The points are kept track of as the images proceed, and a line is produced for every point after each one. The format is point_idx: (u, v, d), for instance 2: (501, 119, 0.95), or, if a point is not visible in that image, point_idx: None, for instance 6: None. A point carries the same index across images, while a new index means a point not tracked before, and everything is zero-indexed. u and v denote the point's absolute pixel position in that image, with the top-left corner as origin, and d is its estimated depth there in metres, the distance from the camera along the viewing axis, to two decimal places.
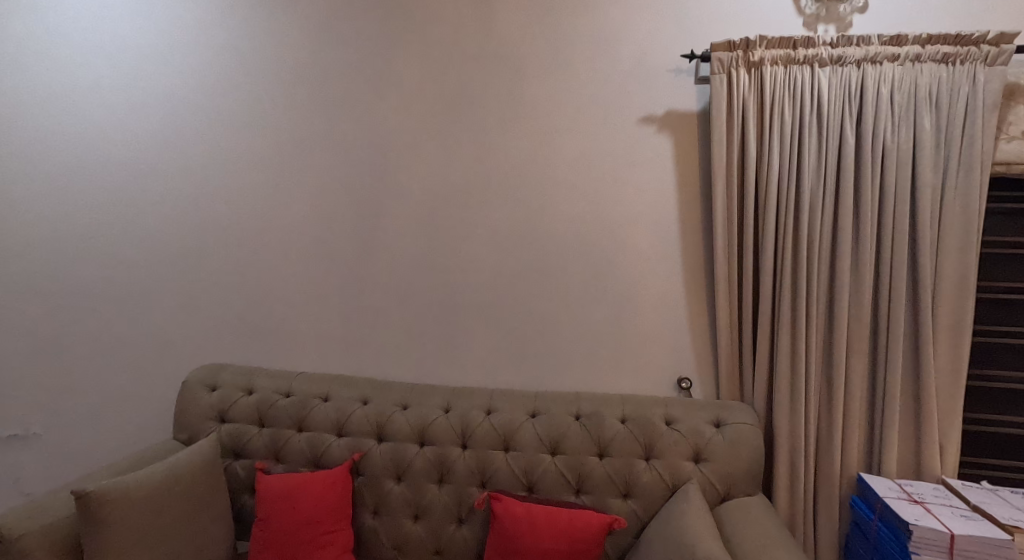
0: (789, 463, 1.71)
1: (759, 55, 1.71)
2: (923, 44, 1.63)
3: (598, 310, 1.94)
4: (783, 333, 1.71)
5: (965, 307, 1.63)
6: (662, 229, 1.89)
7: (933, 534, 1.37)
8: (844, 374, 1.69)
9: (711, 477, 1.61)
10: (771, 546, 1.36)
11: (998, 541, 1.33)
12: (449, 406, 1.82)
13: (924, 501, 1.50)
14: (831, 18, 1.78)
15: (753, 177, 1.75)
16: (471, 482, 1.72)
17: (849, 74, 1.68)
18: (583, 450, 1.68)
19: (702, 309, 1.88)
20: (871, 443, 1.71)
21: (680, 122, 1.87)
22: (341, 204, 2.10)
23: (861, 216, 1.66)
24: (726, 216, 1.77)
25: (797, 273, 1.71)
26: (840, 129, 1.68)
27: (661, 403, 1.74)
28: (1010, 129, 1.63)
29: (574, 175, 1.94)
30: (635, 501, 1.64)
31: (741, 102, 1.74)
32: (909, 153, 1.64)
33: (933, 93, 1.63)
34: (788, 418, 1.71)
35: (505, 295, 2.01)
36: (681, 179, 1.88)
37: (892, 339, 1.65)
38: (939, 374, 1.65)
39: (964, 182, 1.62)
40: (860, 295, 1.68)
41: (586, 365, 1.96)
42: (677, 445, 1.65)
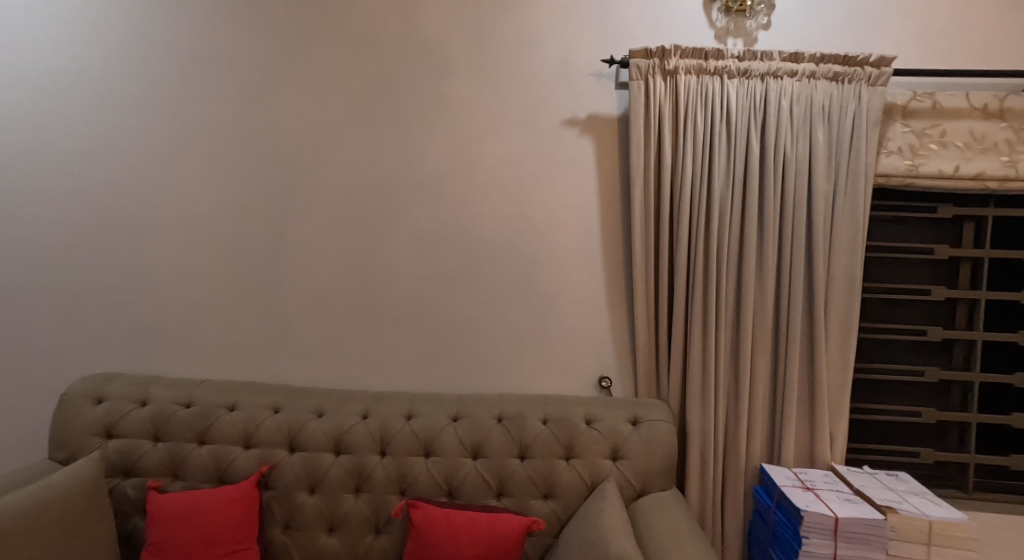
0: (700, 456, 1.80)
1: (674, 64, 1.78)
2: (817, 62, 1.76)
3: (522, 312, 1.95)
4: (695, 331, 1.79)
5: (852, 307, 1.77)
6: (583, 232, 1.93)
7: (821, 518, 1.48)
8: (749, 370, 1.79)
9: (628, 474, 1.66)
10: (680, 538, 1.43)
11: (873, 521, 1.47)
12: (367, 412, 1.76)
13: (815, 488, 1.62)
14: (739, 32, 1.87)
15: (669, 182, 1.81)
16: (390, 490, 1.68)
17: (754, 86, 1.78)
18: (505, 452, 1.68)
19: (621, 310, 1.93)
20: (773, 434, 1.83)
21: (601, 126, 1.91)
22: (252, 202, 1.98)
23: (765, 221, 1.77)
24: (644, 220, 1.83)
25: (708, 274, 1.80)
26: (746, 138, 1.78)
27: (581, 402, 1.77)
28: (889, 145, 1.80)
29: (498, 176, 1.94)
30: (555, 501, 1.66)
31: (657, 108, 1.80)
32: (806, 162, 1.76)
33: (827, 108, 1.77)
34: (699, 413, 1.79)
35: (428, 298, 1.97)
36: (602, 183, 1.92)
37: (791, 336, 1.77)
38: (831, 368, 1.79)
39: (852, 191, 1.76)
40: (763, 295, 1.78)
41: (510, 366, 1.96)
42: (596, 443, 1.68)
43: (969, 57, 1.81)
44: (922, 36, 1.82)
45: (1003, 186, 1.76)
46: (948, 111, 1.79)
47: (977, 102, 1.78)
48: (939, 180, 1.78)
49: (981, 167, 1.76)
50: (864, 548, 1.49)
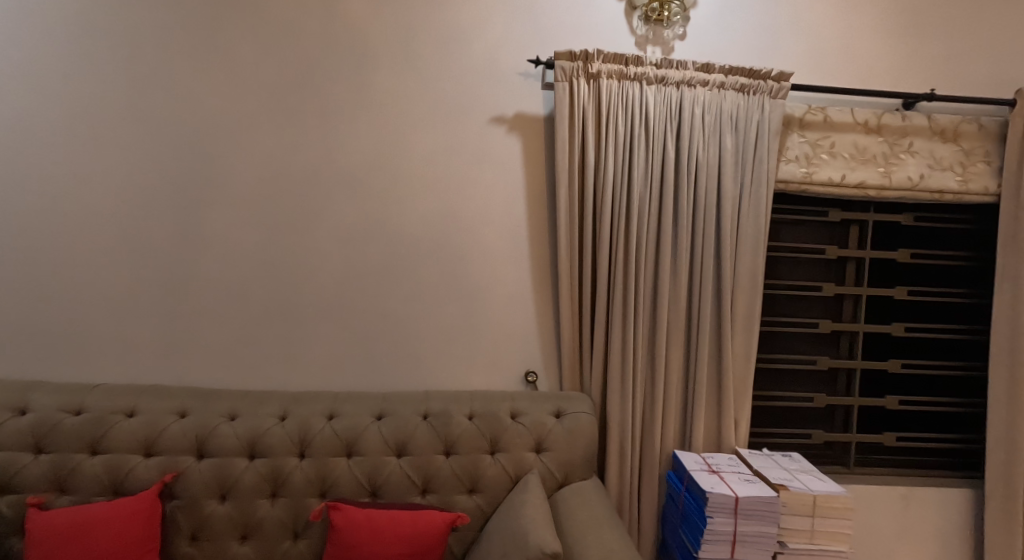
0: (620, 446, 1.88)
1: (597, 68, 1.84)
2: (726, 73, 1.88)
3: (448, 309, 1.95)
4: (616, 326, 1.87)
5: (755, 302, 1.92)
6: (510, 229, 1.95)
7: (723, 499, 1.60)
8: (665, 363, 1.89)
9: (551, 465, 1.71)
10: (597, 525, 1.49)
11: (768, 498, 1.61)
12: (285, 413, 1.70)
13: (719, 470, 1.75)
14: (658, 41, 1.97)
15: (591, 182, 1.87)
16: (310, 492, 1.63)
17: (670, 93, 1.87)
18: (430, 449, 1.68)
19: (547, 306, 1.97)
20: (685, 422, 1.94)
21: (527, 125, 1.94)
22: (159, 191, 1.85)
23: (679, 221, 1.87)
24: (568, 218, 1.88)
25: (627, 271, 1.88)
26: (662, 142, 1.88)
27: (507, 397, 1.80)
28: (788, 153, 1.95)
29: (425, 172, 1.92)
30: (480, 496, 1.68)
31: (581, 110, 1.86)
32: (715, 167, 1.88)
33: (734, 117, 1.89)
34: (619, 404, 1.87)
35: (351, 295, 1.92)
36: (528, 181, 1.95)
37: (701, 329, 1.89)
38: (736, 359, 1.93)
39: (756, 195, 1.89)
40: (677, 291, 1.89)
41: (436, 363, 1.95)
42: (520, 437, 1.72)
43: (856, 76, 2.00)
44: (818, 55, 1.99)
45: (881, 194, 1.97)
46: (837, 125, 1.97)
47: (861, 117, 1.97)
48: (828, 187, 1.96)
49: (863, 176, 1.95)
50: (761, 524, 1.63)
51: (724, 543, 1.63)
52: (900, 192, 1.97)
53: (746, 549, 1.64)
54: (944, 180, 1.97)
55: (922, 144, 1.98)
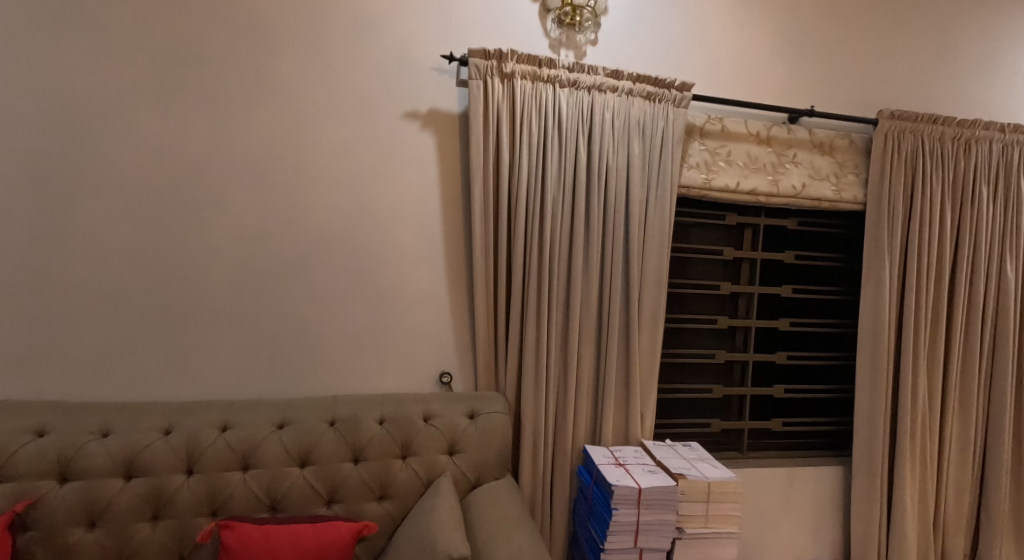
0: (533, 444, 1.89)
1: (510, 68, 1.85)
2: (634, 81, 1.96)
3: (359, 309, 1.87)
4: (530, 324, 1.88)
5: (660, 301, 2.01)
6: (424, 228, 1.91)
7: (628, 491, 1.66)
8: (577, 360, 1.93)
9: (464, 467, 1.69)
10: (508, 525, 1.49)
11: (668, 488, 1.69)
12: (170, 426, 1.57)
13: (625, 463, 1.81)
14: (570, 45, 2.00)
15: (506, 182, 1.87)
16: (199, 511, 1.51)
17: (581, 97, 1.92)
18: (336, 457, 1.61)
19: (462, 306, 1.95)
20: (596, 418, 2.00)
21: (441, 122, 1.91)
22: (19, 181, 1.65)
23: (590, 223, 1.92)
24: (483, 217, 1.87)
25: (541, 271, 1.90)
26: (575, 145, 1.92)
27: (420, 400, 1.76)
28: (690, 160, 2.06)
29: (334, 166, 1.83)
30: (390, 502, 1.63)
31: (496, 109, 1.85)
32: (624, 171, 1.95)
33: (641, 124, 1.97)
34: (533, 402, 1.89)
35: (250, 296, 1.80)
36: (443, 179, 1.92)
37: (609, 328, 1.96)
38: (643, 355, 2.01)
39: (661, 199, 1.98)
40: (589, 290, 1.94)
41: (345, 367, 1.87)
42: (432, 440, 1.69)
43: (749, 90, 2.15)
44: (716, 68, 2.12)
45: (770, 200, 2.13)
46: (732, 135, 2.10)
47: (752, 129, 2.12)
48: (725, 193, 2.09)
49: (755, 184, 2.10)
50: (661, 512, 1.71)
51: (628, 533, 1.70)
52: (786, 199, 2.14)
53: (648, 537, 1.72)
54: (822, 189, 2.17)
55: (804, 156, 2.17)
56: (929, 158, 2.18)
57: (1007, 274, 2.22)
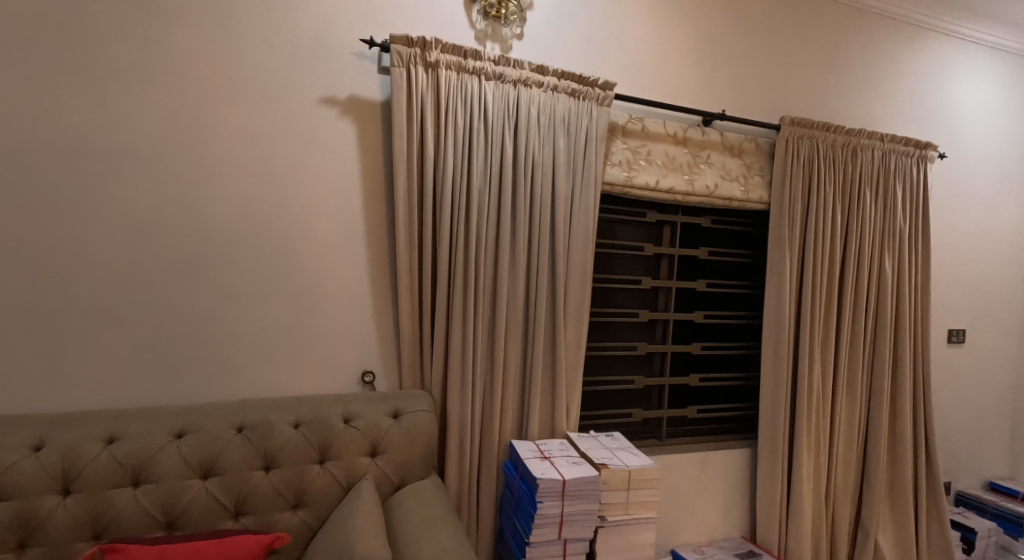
0: (459, 442, 1.86)
1: (435, 57, 1.80)
2: (559, 77, 1.96)
3: (272, 306, 1.75)
4: (456, 319, 1.84)
5: (585, 296, 2.03)
6: (344, 220, 1.82)
7: (553, 483, 1.68)
8: (503, 355, 1.92)
9: (386, 469, 1.63)
10: (431, 525, 1.45)
11: (591, 478, 1.72)
12: (43, 441, 1.40)
13: (550, 456, 1.83)
14: (496, 38, 1.98)
15: (430, 175, 1.82)
16: (80, 535, 1.36)
17: (507, 91, 1.90)
18: (246, 465, 1.50)
19: (385, 302, 1.87)
20: (522, 413, 1.99)
21: (362, 110, 1.82)
22: None
23: (517, 217, 1.91)
24: (407, 211, 1.80)
25: (466, 266, 1.86)
26: (501, 139, 1.90)
27: (339, 401, 1.68)
28: (613, 158, 2.10)
29: (243, 152, 1.70)
30: (305, 511, 1.54)
31: (419, 99, 1.80)
32: (550, 167, 1.96)
33: (566, 120, 1.98)
34: (459, 399, 1.85)
35: (146, 292, 1.64)
36: (364, 170, 1.83)
37: (536, 323, 1.96)
38: (568, 349, 2.03)
39: (586, 195, 2.00)
40: (516, 285, 1.93)
41: (257, 368, 1.74)
42: (353, 442, 1.61)
43: (668, 91, 2.23)
44: (637, 69, 2.17)
45: (687, 199, 2.22)
46: (652, 134, 2.17)
47: (671, 130, 2.19)
48: (646, 190, 2.15)
49: (673, 183, 2.18)
50: (585, 502, 1.74)
51: (553, 525, 1.71)
52: (701, 198, 2.24)
53: (572, 527, 1.74)
54: (733, 189, 2.29)
55: (717, 157, 2.28)
56: (824, 162, 2.36)
57: (886, 270, 2.45)
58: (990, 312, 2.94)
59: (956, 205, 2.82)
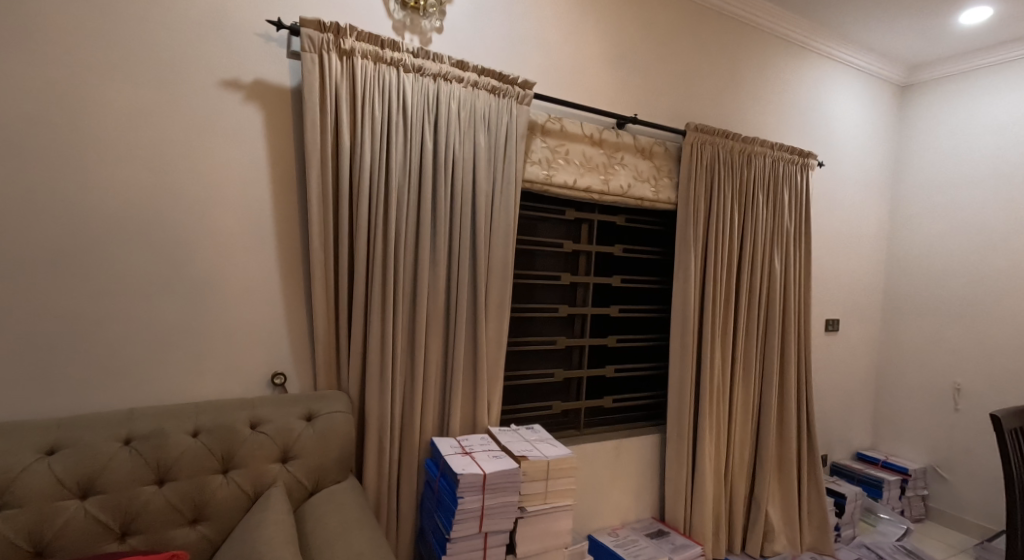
0: (378, 442, 1.81)
1: (350, 45, 1.73)
2: (479, 74, 1.96)
3: (168, 305, 1.61)
4: (375, 315, 1.79)
5: (506, 293, 2.04)
6: (250, 212, 1.71)
7: (473, 477, 1.68)
8: (424, 352, 1.89)
9: (299, 474, 1.55)
10: (346, 531, 1.40)
11: (511, 471, 1.74)
12: None
13: (471, 451, 1.83)
14: (415, 29, 1.93)
15: (346, 166, 1.75)
16: None
17: (426, 84, 1.87)
18: (135, 480, 1.38)
19: (297, 298, 1.78)
20: (443, 409, 1.98)
21: (270, 96, 1.72)
22: None
23: (437, 214, 1.88)
24: (321, 203, 1.72)
25: (385, 260, 1.81)
26: (420, 133, 1.86)
27: (246, 405, 1.58)
28: (533, 156, 2.12)
29: (131, 135, 1.55)
30: (206, 525, 1.43)
31: (333, 88, 1.72)
32: (471, 163, 1.95)
33: (487, 116, 1.98)
34: (377, 398, 1.80)
35: (10, 289, 1.45)
36: (272, 159, 1.73)
37: (457, 320, 1.95)
38: (489, 344, 2.03)
39: (506, 192, 2.01)
40: (436, 281, 1.90)
41: (150, 372, 1.60)
42: (261, 448, 1.52)
43: (584, 93, 2.29)
44: (554, 69, 2.21)
45: (602, 198, 2.29)
46: (570, 134, 2.22)
47: (587, 130, 2.26)
48: (564, 189, 2.20)
49: (589, 182, 2.24)
50: (504, 495, 1.75)
51: (473, 519, 1.71)
52: (615, 198, 2.32)
53: (492, 520, 1.74)
54: (644, 190, 2.40)
55: (630, 159, 2.37)
56: (725, 167, 2.53)
57: (777, 268, 2.67)
58: (859, 303, 3.30)
59: (832, 209, 3.12)
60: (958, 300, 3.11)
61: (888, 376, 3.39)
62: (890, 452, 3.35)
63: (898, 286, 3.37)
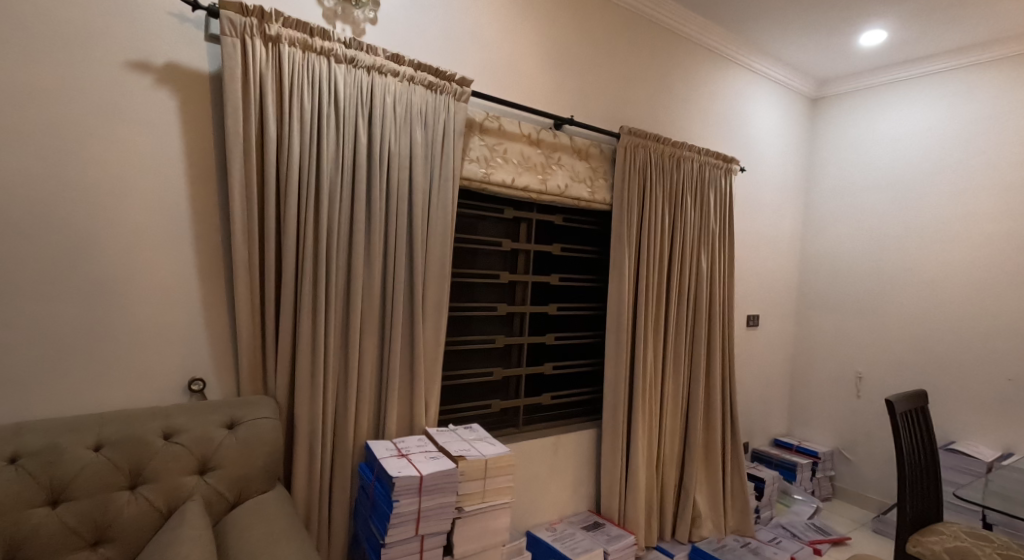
0: (308, 447, 1.73)
1: (276, 31, 1.64)
2: (415, 68, 1.91)
3: (67, 305, 1.47)
4: (305, 316, 1.71)
5: (444, 292, 2.01)
6: (164, 206, 1.58)
7: (410, 480, 1.64)
8: (358, 353, 1.83)
9: (219, 486, 1.45)
10: (271, 546, 1.32)
11: (448, 471, 1.72)
12: None
13: (408, 453, 1.79)
14: (347, 19, 1.86)
15: (274, 159, 1.66)
16: None
17: (360, 77, 1.80)
18: (23, 502, 1.24)
19: (218, 298, 1.67)
20: (379, 411, 1.92)
21: (184, 81, 1.60)
22: None
23: (372, 211, 1.83)
24: (245, 198, 1.63)
25: (316, 258, 1.74)
26: (354, 127, 1.80)
27: (158, 414, 1.48)
28: (471, 154, 2.10)
29: (21, 116, 1.40)
30: (109, 547, 1.31)
31: (258, 76, 1.63)
32: (407, 159, 1.90)
33: (423, 112, 1.94)
34: (308, 402, 1.72)
35: None
36: (189, 149, 1.61)
37: (393, 320, 1.90)
38: (427, 344, 1.99)
39: (444, 190, 1.98)
40: (372, 280, 1.84)
41: (44, 380, 1.45)
42: (175, 460, 1.42)
43: (521, 92, 2.29)
44: (491, 67, 2.20)
45: (540, 198, 2.30)
46: (507, 133, 2.21)
47: (525, 130, 2.26)
48: (501, 187, 2.19)
49: (527, 181, 2.25)
50: (442, 496, 1.72)
51: (410, 522, 1.67)
52: (553, 197, 2.34)
53: (429, 522, 1.71)
54: (581, 190, 2.44)
55: (567, 160, 2.40)
56: (656, 170, 2.61)
57: (704, 267, 2.78)
58: (776, 300, 3.50)
59: (753, 211, 3.30)
60: (861, 296, 3.35)
61: (802, 367, 3.61)
62: (803, 437, 3.58)
63: (811, 284, 3.60)
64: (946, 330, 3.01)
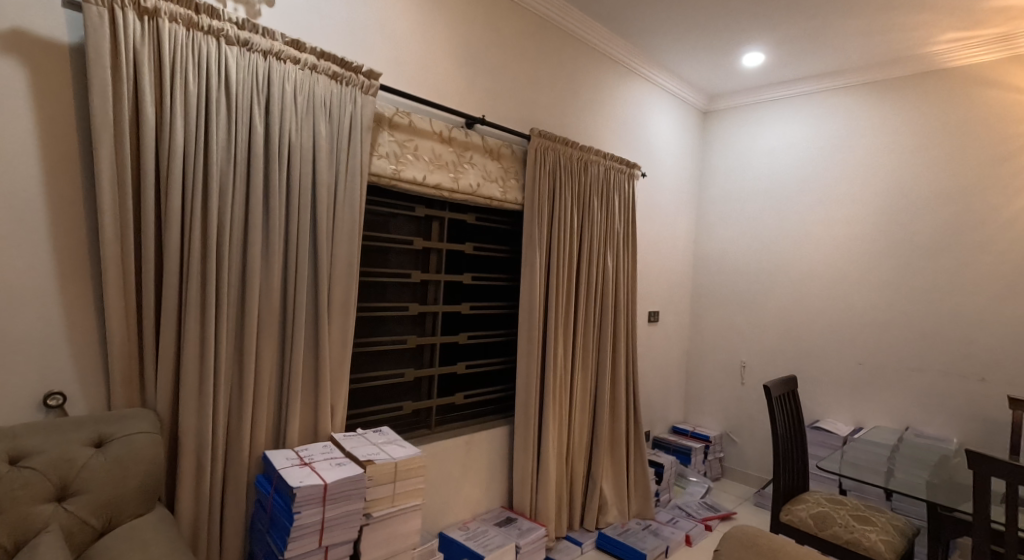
0: (196, 462, 1.58)
1: (153, 4, 1.48)
2: (317, 57, 1.81)
3: None
4: (190, 318, 1.56)
5: (352, 292, 1.92)
6: (11, 196, 1.38)
7: (312, 489, 1.55)
8: (254, 358, 1.69)
9: (83, 513, 1.28)
10: None
11: (354, 477, 1.64)
12: None
13: (311, 461, 1.69)
14: None
15: (152, 146, 1.50)
16: None
17: (255, 61, 1.68)
18: None
19: (82, 300, 1.48)
20: (278, 420, 1.80)
21: (36, 52, 1.40)
22: None
23: (269, 206, 1.70)
24: (117, 188, 1.45)
25: (205, 256, 1.59)
26: (249, 115, 1.67)
27: (3, 437, 1.29)
28: (379, 149, 2.02)
29: None
30: None
31: (132, 52, 1.46)
32: (309, 152, 1.79)
33: (328, 104, 1.84)
34: (195, 413, 1.58)
35: None
36: (44, 131, 1.42)
37: (293, 323, 1.78)
38: (332, 347, 1.89)
39: (351, 185, 1.88)
40: (270, 280, 1.72)
41: None
42: (25, 487, 1.24)
43: (431, 88, 2.24)
44: (399, 60, 2.13)
45: (452, 195, 2.27)
46: (417, 130, 2.15)
47: (436, 127, 2.21)
48: (412, 184, 2.13)
49: (439, 179, 2.20)
50: (347, 504, 1.64)
51: (313, 534, 1.58)
52: (465, 196, 2.32)
53: (334, 532, 1.63)
54: (493, 189, 2.43)
55: (478, 159, 2.38)
56: (565, 172, 2.66)
57: (609, 266, 2.88)
58: (673, 297, 3.70)
59: (652, 214, 3.46)
60: (745, 293, 3.63)
61: (696, 359, 3.85)
62: (697, 423, 3.82)
63: (703, 282, 3.84)
64: (815, 324, 3.32)
